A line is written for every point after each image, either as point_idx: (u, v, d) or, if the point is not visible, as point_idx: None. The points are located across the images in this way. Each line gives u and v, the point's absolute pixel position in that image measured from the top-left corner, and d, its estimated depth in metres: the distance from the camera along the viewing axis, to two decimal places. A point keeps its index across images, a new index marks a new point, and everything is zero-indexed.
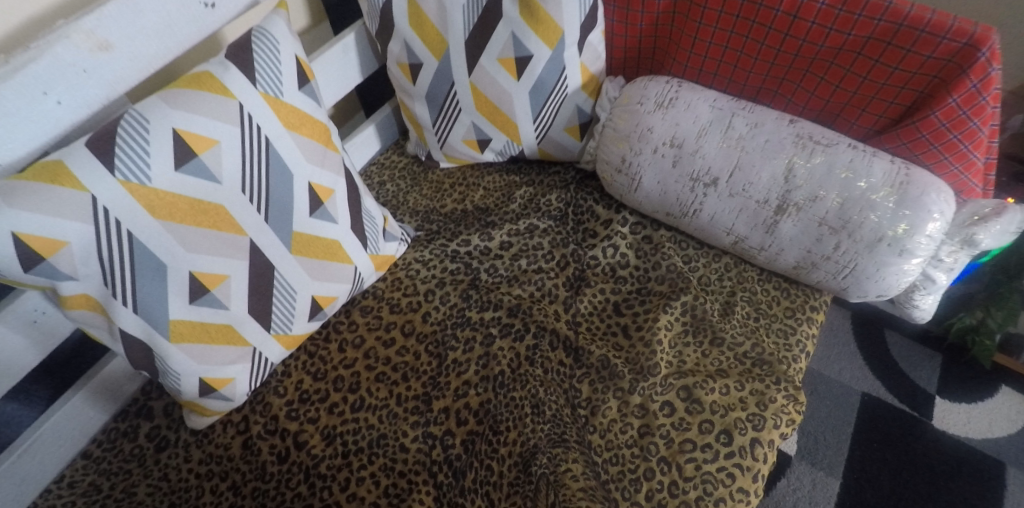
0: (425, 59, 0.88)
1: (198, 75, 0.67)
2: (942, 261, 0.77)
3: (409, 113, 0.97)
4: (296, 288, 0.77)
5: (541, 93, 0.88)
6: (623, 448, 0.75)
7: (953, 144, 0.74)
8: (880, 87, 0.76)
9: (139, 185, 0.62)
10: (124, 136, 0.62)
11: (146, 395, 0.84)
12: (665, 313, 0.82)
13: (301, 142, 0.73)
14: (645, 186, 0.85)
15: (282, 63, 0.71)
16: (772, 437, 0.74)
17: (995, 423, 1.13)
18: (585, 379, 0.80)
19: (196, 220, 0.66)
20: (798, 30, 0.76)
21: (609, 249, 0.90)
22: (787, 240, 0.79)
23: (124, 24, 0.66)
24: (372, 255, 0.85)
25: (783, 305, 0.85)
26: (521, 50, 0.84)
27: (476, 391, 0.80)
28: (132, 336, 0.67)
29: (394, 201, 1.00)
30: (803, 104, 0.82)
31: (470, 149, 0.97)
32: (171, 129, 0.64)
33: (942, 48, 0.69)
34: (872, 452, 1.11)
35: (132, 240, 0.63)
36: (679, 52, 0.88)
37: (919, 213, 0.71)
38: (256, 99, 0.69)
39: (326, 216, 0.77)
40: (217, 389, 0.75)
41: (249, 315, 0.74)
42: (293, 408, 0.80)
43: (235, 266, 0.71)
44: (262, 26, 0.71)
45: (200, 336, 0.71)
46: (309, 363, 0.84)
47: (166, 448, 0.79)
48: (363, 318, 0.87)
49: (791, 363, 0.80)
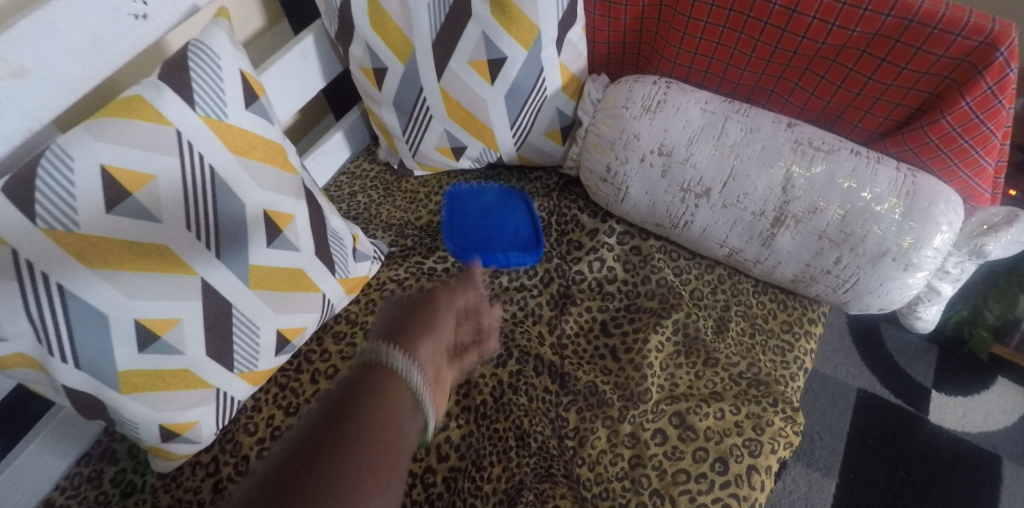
0: (391, 63, 0.80)
1: (128, 100, 0.60)
2: (949, 273, 0.72)
3: (377, 119, 0.90)
4: (258, 323, 0.71)
5: (518, 97, 0.81)
6: (613, 482, 0.70)
7: (963, 150, 0.68)
8: (887, 88, 0.69)
9: (65, 232, 0.56)
10: (45, 178, 0.56)
11: (111, 435, 0.78)
12: (655, 333, 0.77)
13: (252, 168, 0.67)
14: (633, 196, 0.79)
15: (224, 81, 0.64)
16: (770, 463, 0.69)
17: (990, 416, 1.07)
18: (572, 407, 0.75)
19: (137, 264, 0.60)
20: (798, 26, 0.69)
21: (596, 263, 0.84)
22: (784, 253, 0.74)
23: (42, 45, 0.58)
24: (342, 279, 0.79)
25: (780, 318, 0.80)
26: (494, 52, 0.76)
27: (457, 424, 0.75)
28: (78, 391, 0.62)
29: (365, 214, 0.94)
30: (802, 105, 0.76)
31: (445, 157, 0.90)
32: (99, 166, 0.57)
33: (955, 47, 0.63)
34: (870, 451, 1.05)
35: (64, 292, 0.57)
36: (667, 48, 0.81)
37: (926, 225, 0.66)
38: (195, 124, 0.62)
39: (286, 245, 0.71)
40: (181, 433, 0.69)
41: (208, 357, 0.68)
42: (264, 447, 0.75)
43: (187, 308, 0.64)
44: (200, 40, 0.64)
45: (155, 384, 0.65)
46: (280, 396, 0.78)
47: (132, 494, 0.73)
48: (336, 346, 0.81)
49: (789, 382, 0.75)
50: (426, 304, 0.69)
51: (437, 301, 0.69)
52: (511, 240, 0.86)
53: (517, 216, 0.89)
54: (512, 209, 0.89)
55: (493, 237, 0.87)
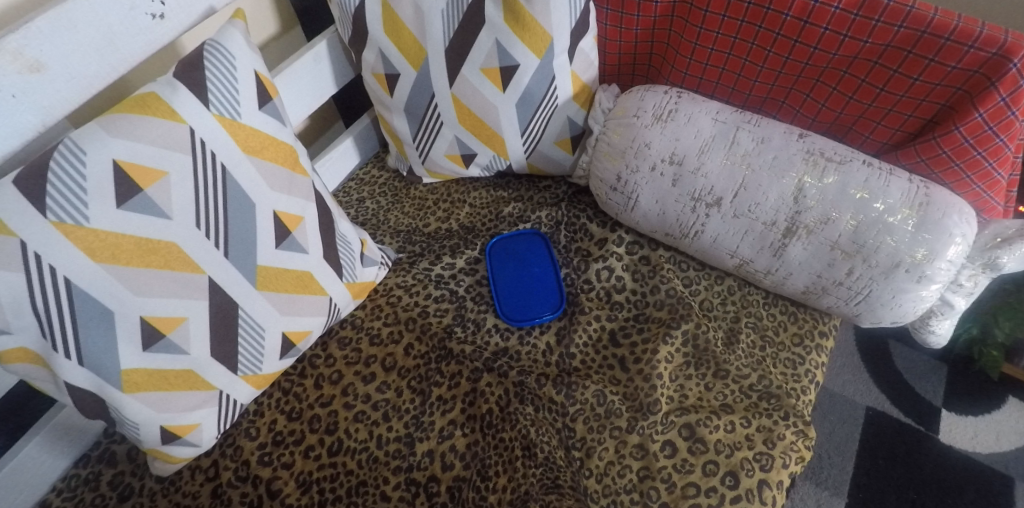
0: (403, 70, 0.81)
1: (143, 97, 0.60)
2: (962, 286, 0.70)
3: (388, 126, 0.90)
4: (264, 325, 0.70)
5: (529, 104, 0.81)
6: (622, 494, 0.69)
7: (976, 162, 0.68)
8: (899, 99, 0.69)
9: (75, 226, 0.56)
10: (57, 171, 0.55)
11: (109, 437, 0.76)
12: (664, 344, 0.76)
13: (263, 168, 0.67)
14: (643, 205, 0.79)
15: (238, 80, 0.64)
16: (782, 478, 0.67)
17: (1002, 436, 1.05)
18: (579, 418, 0.74)
19: (145, 261, 0.60)
20: (810, 37, 0.70)
21: (604, 272, 0.84)
22: (796, 264, 0.73)
23: (59, 40, 0.58)
24: (349, 283, 0.79)
25: (791, 331, 0.79)
26: (506, 59, 0.77)
27: (463, 432, 0.74)
28: (80, 389, 0.61)
29: (373, 220, 0.94)
30: (813, 116, 0.77)
31: (454, 164, 0.90)
32: (111, 160, 0.57)
33: (968, 59, 0.63)
34: (880, 471, 1.03)
35: (70, 287, 0.57)
36: (678, 59, 0.82)
37: (939, 237, 0.65)
38: (209, 123, 0.62)
39: (295, 247, 0.71)
40: (182, 436, 0.68)
41: (212, 358, 0.67)
42: (266, 452, 0.73)
43: (194, 307, 0.64)
44: (216, 40, 0.64)
45: (158, 384, 0.64)
46: (283, 401, 0.77)
47: (129, 498, 0.71)
48: (340, 351, 0.80)
49: (800, 395, 0.74)
50: (432, 421, 0.75)
51: (447, 409, 0.75)
52: (542, 298, 0.83)
53: (550, 271, 0.85)
54: (547, 262, 0.86)
55: (527, 295, 0.83)
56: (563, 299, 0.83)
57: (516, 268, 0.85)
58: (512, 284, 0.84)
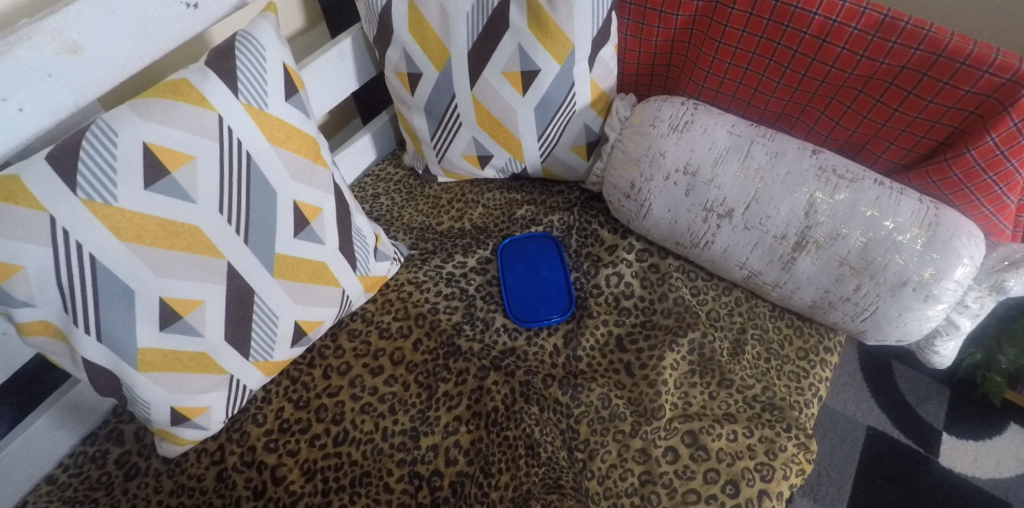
0: (426, 69, 0.82)
1: (175, 83, 0.61)
2: (968, 307, 0.71)
3: (407, 124, 0.92)
4: (278, 313, 0.71)
5: (547, 109, 0.83)
6: (623, 497, 0.69)
7: (987, 186, 0.68)
8: (912, 120, 0.71)
9: (103, 205, 0.57)
10: (89, 150, 0.57)
11: (117, 417, 0.77)
12: (670, 351, 0.77)
13: (286, 158, 0.68)
14: (655, 213, 0.80)
15: (268, 71, 0.65)
16: (781, 489, 0.68)
17: (1002, 462, 1.05)
18: (583, 420, 0.74)
19: (168, 243, 0.61)
20: (827, 55, 0.71)
21: (613, 278, 0.85)
22: (804, 278, 0.74)
23: (97, 24, 0.60)
24: (362, 276, 0.80)
25: (796, 345, 0.79)
26: (528, 64, 0.79)
27: (467, 428, 0.75)
28: (95, 365, 0.62)
29: (388, 216, 0.95)
30: (827, 134, 0.78)
31: (470, 164, 0.92)
32: (141, 143, 0.59)
33: (982, 83, 0.64)
34: (879, 490, 1.03)
35: (95, 264, 0.58)
36: (696, 71, 0.83)
37: (947, 257, 0.66)
38: (237, 112, 0.64)
39: (312, 237, 0.72)
40: (192, 417, 0.69)
41: (226, 343, 0.68)
42: (272, 438, 0.74)
43: (211, 291, 0.65)
44: (248, 31, 0.65)
45: (172, 364, 0.65)
46: (291, 389, 0.78)
47: (135, 477, 0.72)
48: (350, 343, 0.81)
49: (803, 408, 0.75)
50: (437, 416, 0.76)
51: (453, 404, 0.76)
52: (551, 300, 0.84)
53: (560, 275, 0.87)
54: (558, 268, 0.87)
55: (536, 297, 0.85)
56: (572, 303, 0.84)
57: (525, 272, 0.86)
58: (522, 289, 0.85)
